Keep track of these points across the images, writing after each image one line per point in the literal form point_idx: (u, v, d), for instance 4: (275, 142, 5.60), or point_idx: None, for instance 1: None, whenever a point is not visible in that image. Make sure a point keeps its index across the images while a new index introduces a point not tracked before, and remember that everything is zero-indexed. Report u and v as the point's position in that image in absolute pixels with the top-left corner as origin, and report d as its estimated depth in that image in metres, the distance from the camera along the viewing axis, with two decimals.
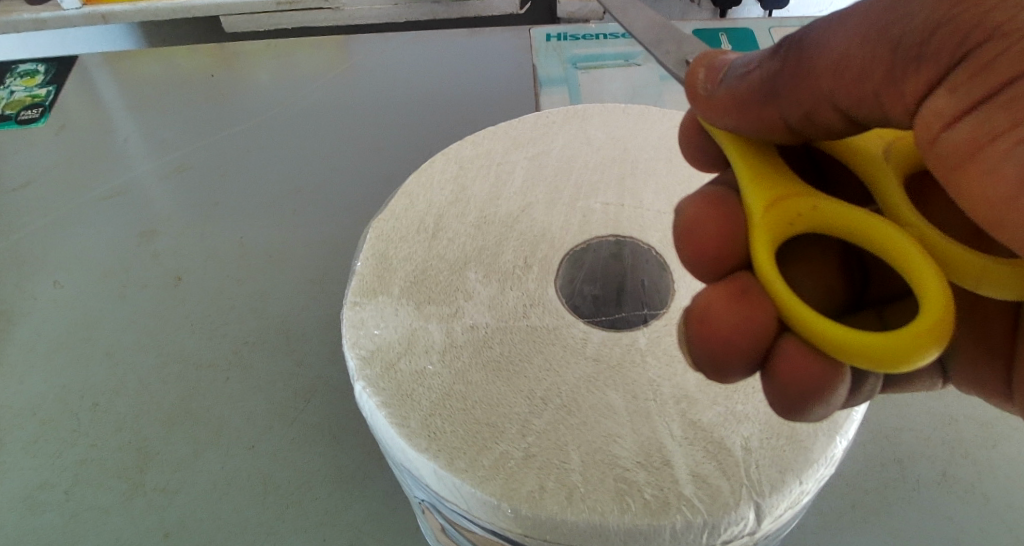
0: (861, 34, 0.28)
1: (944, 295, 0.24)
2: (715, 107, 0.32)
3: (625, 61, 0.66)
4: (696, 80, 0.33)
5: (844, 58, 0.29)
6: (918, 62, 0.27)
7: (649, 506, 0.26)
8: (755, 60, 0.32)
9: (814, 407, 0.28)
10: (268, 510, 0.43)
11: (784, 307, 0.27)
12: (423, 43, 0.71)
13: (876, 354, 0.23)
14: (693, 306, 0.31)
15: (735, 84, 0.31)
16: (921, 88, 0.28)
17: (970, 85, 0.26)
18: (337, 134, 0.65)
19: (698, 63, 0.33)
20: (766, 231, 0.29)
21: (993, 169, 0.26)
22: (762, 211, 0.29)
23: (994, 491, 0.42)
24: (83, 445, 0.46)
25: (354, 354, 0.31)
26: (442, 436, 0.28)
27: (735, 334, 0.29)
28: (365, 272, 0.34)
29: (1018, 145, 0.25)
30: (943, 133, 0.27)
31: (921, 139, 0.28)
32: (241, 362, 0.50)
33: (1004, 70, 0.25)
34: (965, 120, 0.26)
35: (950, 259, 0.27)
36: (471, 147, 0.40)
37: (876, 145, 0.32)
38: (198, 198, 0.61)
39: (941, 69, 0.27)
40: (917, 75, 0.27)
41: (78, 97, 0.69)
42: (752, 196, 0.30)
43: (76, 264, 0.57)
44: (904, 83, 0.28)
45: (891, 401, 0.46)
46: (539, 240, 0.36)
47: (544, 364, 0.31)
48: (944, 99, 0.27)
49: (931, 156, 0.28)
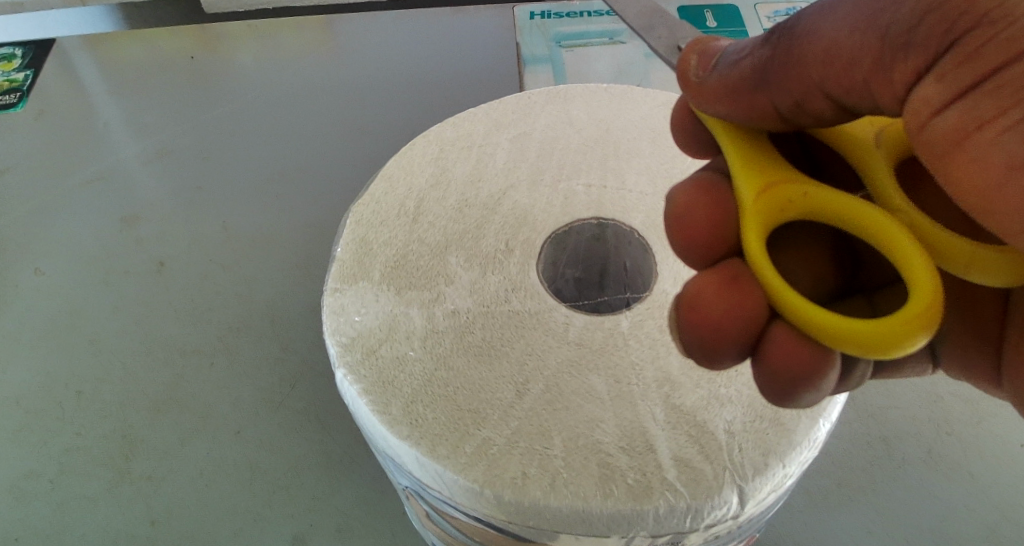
0: (851, 21, 0.28)
1: (932, 279, 0.24)
2: (705, 94, 0.31)
3: (611, 39, 0.65)
4: (687, 68, 0.32)
5: (834, 45, 0.28)
6: (906, 50, 0.26)
7: (632, 491, 0.26)
8: (747, 47, 0.31)
9: (804, 393, 0.27)
10: (255, 496, 0.43)
11: (773, 293, 0.26)
12: (406, 22, 0.70)
13: (863, 342, 0.23)
14: (684, 294, 0.31)
15: (726, 72, 0.30)
16: (909, 78, 0.27)
17: (957, 73, 0.25)
18: (320, 116, 0.64)
19: (689, 51, 0.33)
20: (756, 218, 0.28)
21: (980, 157, 0.25)
22: (752, 197, 0.29)
23: (979, 467, 0.42)
24: (67, 433, 0.46)
25: (334, 341, 0.30)
26: (424, 423, 0.28)
27: (726, 320, 0.29)
28: (344, 257, 0.34)
29: (1006, 133, 0.25)
30: (931, 121, 0.26)
31: (910, 127, 0.27)
32: (225, 349, 0.50)
33: (991, 58, 0.25)
34: (953, 108, 0.26)
35: (938, 245, 0.27)
36: (452, 129, 0.39)
37: (867, 131, 0.32)
38: (180, 183, 0.60)
39: (929, 56, 0.26)
40: (905, 63, 0.27)
41: (56, 81, 0.67)
42: (742, 182, 0.29)
43: (58, 252, 0.56)
44: (893, 70, 0.27)
45: (878, 380, 0.46)
46: (521, 223, 0.35)
47: (526, 349, 0.31)
48: (932, 87, 0.26)
49: (919, 144, 0.27)
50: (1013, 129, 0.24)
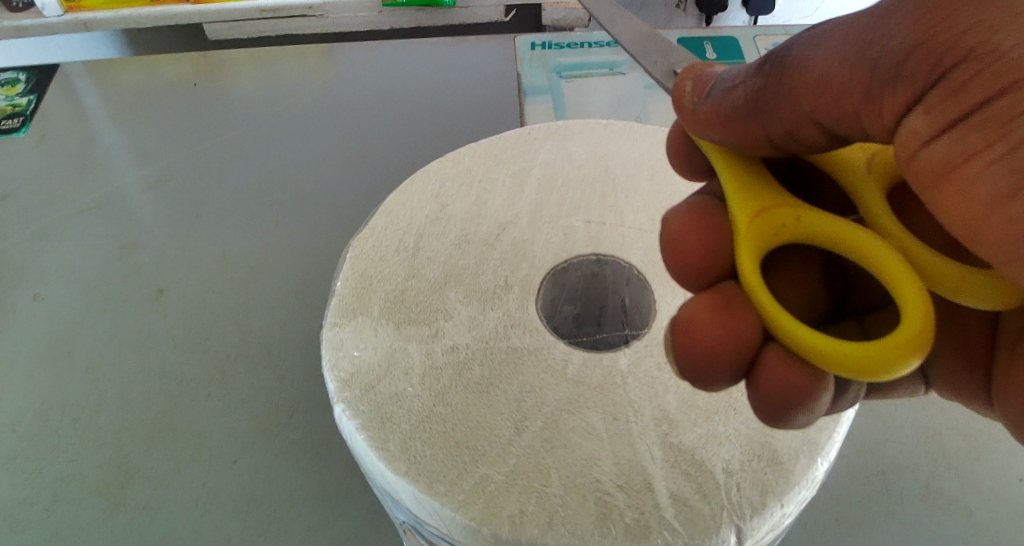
0: (841, 52, 0.28)
1: (923, 303, 0.24)
2: (699, 120, 0.32)
3: (610, 70, 0.66)
4: (682, 93, 0.33)
5: (824, 77, 0.29)
6: (895, 83, 0.27)
7: (629, 530, 0.26)
8: (740, 75, 0.31)
9: (797, 416, 0.28)
10: (250, 527, 0.43)
11: (769, 318, 0.27)
12: (408, 51, 0.71)
13: (856, 364, 0.23)
14: (679, 318, 0.31)
15: (719, 98, 0.31)
16: (897, 109, 0.27)
17: (944, 106, 0.26)
18: (321, 144, 0.64)
19: (683, 77, 0.33)
20: (749, 242, 0.29)
21: (966, 189, 0.26)
22: (746, 221, 0.29)
23: (977, 503, 0.42)
24: (62, 462, 0.46)
25: (333, 377, 0.31)
26: (422, 459, 0.28)
27: (720, 343, 0.29)
28: (344, 292, 0.34)
29: (992, 166, 0.25)
30: (921, 151, 0.27)
31: (900, 156, 0.28)
32: (223, 377, 0.50)
33: (977, 91, 0.25)
34: (942, 139, 0.26)
35: (928, 270, 0.27)
36: (453, 164, 0.40)
37: (858, 158, 0.32)
38: (181, 210, 0.60)
39: (917, 89, 0.26)
40: (894, 96, 0.27)
41: (60, 106, 0.68)
42: (736, 208, 0.29)
43: (58, 277, 0.56)
44: (881, 102, 0.28)
45: (875, 413, 0.46)
46: (520, 258, 0.36)
47: (524, 385, 0.31)
48: (920, 119, 0.27)
49: (909, 173, 0.28)
50: (997, 163, 0.24)
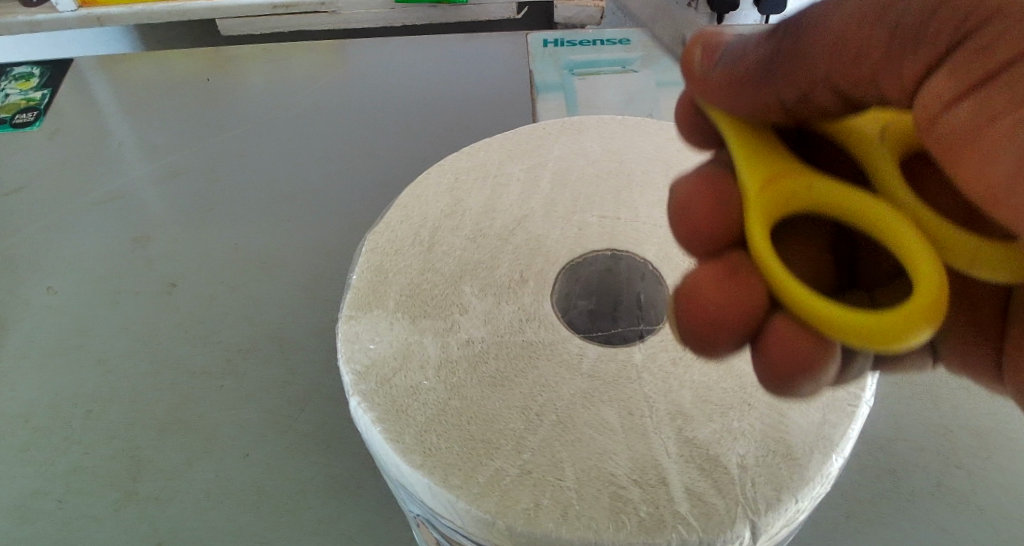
0: (863, 14, 0.29)
1: (937, 274, 0.24)
2: (709, 87, 0.31)
3: (622, 67, 0.66)
4: (692, 60, 0.32)
5: (844, 39, 0.29)
6: (916, 46, 0.28)
7: (644, 524, 0.26)
8: (752, 40, 0.31)
9: (802, 383, 0.29)
10: (261, 518, 0.43)
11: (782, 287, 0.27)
12: (420, 48, 0.71)
13: (870, 333, 0.23)
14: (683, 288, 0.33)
15: (730, 63, 0.30)
16: (919, 71, 0.28)
17: (966, 69, 0.26)
18: (333, 139, 0.65)
19: (694, 43, 0.32)
20: (760, 207, 0.29)
21: (989, 151, 0.26)
22: (756, 188, 0.29)
23: (987, 501, 0.41)
24: (75, 452, 0.46)
25: (350, 369, 0.31)
26: (437, 452, 0.28)
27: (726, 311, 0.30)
28: (360, 285, 0.34)
29: (1017, 127, 0.25)
30: (944, 113, 0.27)
31: (921, 120, 0.28)
32: (234, 370, 0.50)
33: (1002, 54, 0.25)
34: (966, 100, 0.26)
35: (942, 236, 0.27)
36: (467, 159, 0.40)
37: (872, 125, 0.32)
38: (194, 203, 0.60)
39: (939, 52, 0.27)
40: (914, 57, 0.28)
41: (73, 100, 0.68)
42: (745, 174, 0.29)
43: (71, 270, 0.56)
44: (902, 64, 0.28)
45: (886, 411, 0.46)
46: (534, 253, 0.36)
47: (539, 380, 0.31)
48: (943, 81, 0.27)
49: (929, 137, 0.28)
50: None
